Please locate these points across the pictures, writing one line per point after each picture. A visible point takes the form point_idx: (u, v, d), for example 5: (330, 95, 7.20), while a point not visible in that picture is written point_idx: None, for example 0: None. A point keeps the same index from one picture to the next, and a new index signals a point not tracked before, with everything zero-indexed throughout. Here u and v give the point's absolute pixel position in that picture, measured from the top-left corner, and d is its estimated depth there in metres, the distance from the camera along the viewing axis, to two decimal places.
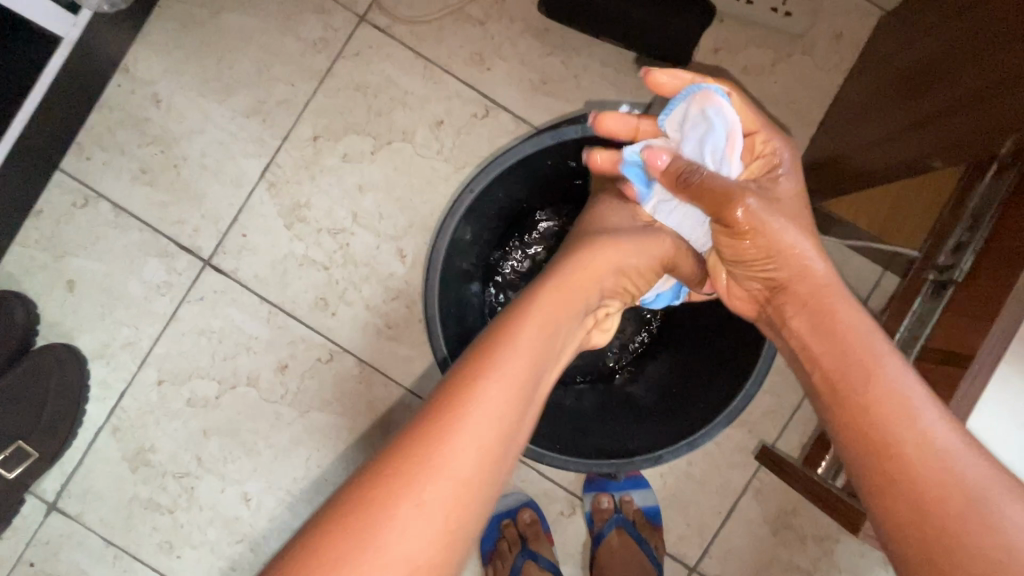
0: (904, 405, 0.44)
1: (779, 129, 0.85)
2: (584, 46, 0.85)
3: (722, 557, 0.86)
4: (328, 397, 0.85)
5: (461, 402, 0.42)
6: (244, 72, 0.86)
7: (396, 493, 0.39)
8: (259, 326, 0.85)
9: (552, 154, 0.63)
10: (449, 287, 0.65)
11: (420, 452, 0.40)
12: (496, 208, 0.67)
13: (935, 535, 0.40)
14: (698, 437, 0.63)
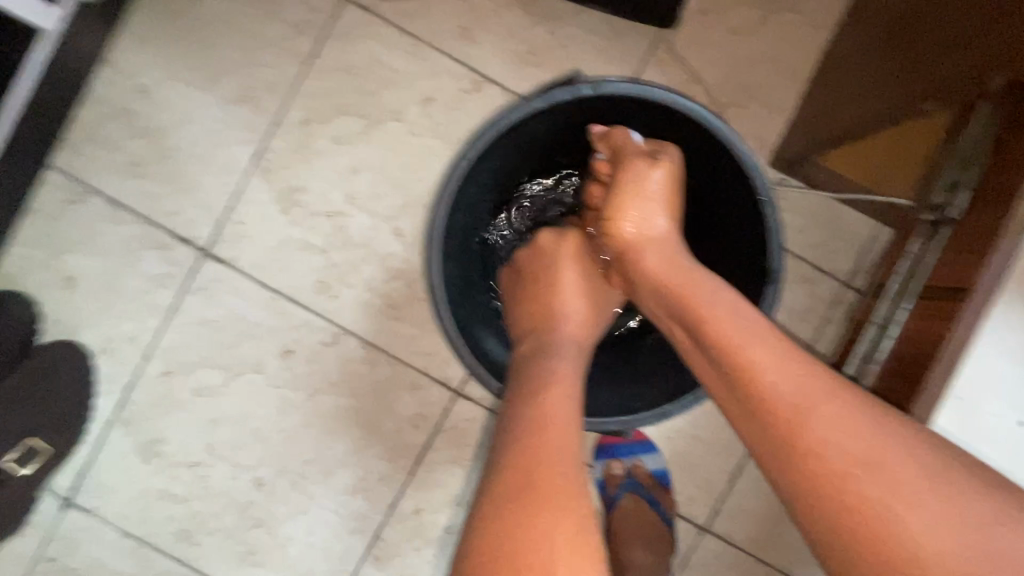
0: (757, 367, 0.44)
1: (769, 88, 0.85)
2: (570, 14, 0.85)
3: (732, 514, 0.87)
4: (334, 378, 0.86)
5: (536, 433, 0.48)
6: (229, 59, 0.85)
7: (531, 525, 0.42)
8: (261, 313, 0.86)
9: (545, 116, 0.62)
10: (450, 258, 0.66)
11: (530, 480, 0.44)
12: (492, 174, 0.67)
13: (830, 501, 0.39)
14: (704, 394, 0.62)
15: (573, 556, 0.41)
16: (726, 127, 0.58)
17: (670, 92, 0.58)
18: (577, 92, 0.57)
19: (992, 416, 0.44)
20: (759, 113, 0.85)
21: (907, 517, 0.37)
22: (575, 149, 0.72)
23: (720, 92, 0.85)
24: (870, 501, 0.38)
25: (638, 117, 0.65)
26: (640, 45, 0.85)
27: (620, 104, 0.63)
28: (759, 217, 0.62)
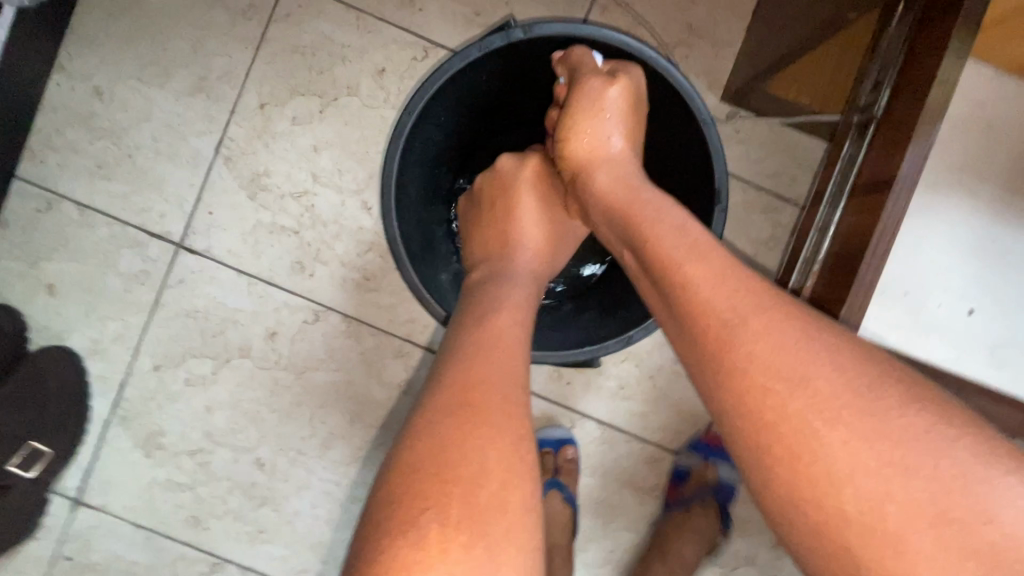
0: (696, 285, 0.45)
1: (714, 23, 0.86)
2: None
3: (722, 445, 0.90)
4: (321, 355, 0.88)
5: (481, 360, 0.49)
6: (179, 52, 0.86)
7: (472, 440, 0.44)
8: (242, 299, 0.87)
9: (485, 65, 0.64)
10: (409, 215, 0.68)
11: (473, 402, 0.46)
12: (440, 130, 0.68)
13: (760, 413, 0.40)
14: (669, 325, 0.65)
15: (506, 472, 0.44)
16: (657, 56, 0.60)
17: (600, 29, 0.60)
18: (511, 37, 0.59)
19: (903, 293, 0.56)
20: (706, 50, 0.86)
21: (836, 433, 0.37)
22: (520, 98, 0.74)
23: (666, 32, 0.86)
24: (799, 413, 0.38)
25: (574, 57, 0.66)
26: None
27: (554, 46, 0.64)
28: (698, 140, 0.64)
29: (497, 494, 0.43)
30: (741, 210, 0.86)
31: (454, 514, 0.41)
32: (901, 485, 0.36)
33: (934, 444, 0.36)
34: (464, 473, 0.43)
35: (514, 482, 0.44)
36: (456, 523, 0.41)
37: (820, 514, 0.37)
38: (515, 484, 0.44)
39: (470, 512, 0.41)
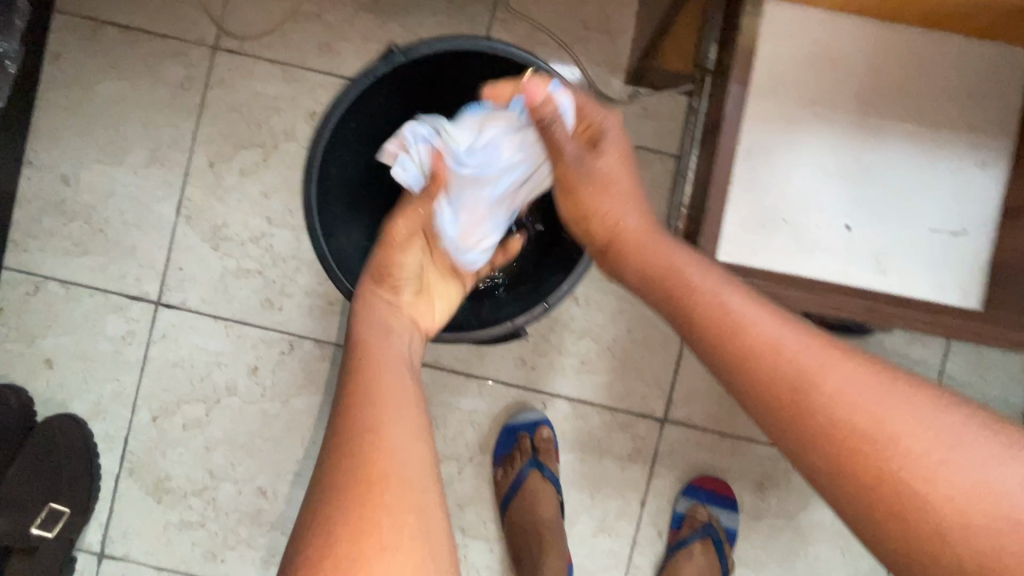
0: (720, 306, 0.47)
1: (604, 16, 0.93)
2: (412, 4, 0.93)
3: (724, 494, 0.94)
4: (301, 381, 0.95)
5: (361, 377, 0.51)
6: (131, 130, 0.95)
7: (376, 456, 0.46)
8: (222, 342, 0.95)
9: (384, 92, 0.70)
10: (352, 241, 0.74)
11: (371, 423, 0.47)
12: (361, 155, 0.74)
13: (806, 427, 0.40)
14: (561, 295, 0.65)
15: (417, 496, 0.46)
16: (531, 56, 0.64)
17: (472, 40, 0.64)
18: (392, 61, 0.64)
19: (784, 221, 0.62)
20: (602, 41, 0.93)
21: (882, 429, 0.38)
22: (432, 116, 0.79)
23: (563, 32, 0.93)
24: (843, 423, 0.39)
25: (466, 72, 0.71)
26: (480, 13, 0.93)
27: (443, 64, 0.69)
28: None
29: (402, 520, 0.44)
30: (661, 179, 0.92)
31: (379, 534, 0.43)
32: (958, 472, 0.36)
33: (972, 437, 0.37)
34: (382, 496, 0.44)
35: (421, 497, 0.46)
36: (386, 548, 0.43)
37: (881, 506, 0.37)
38: (423, 505, 0.46)
39: (399, 533, 0.43)
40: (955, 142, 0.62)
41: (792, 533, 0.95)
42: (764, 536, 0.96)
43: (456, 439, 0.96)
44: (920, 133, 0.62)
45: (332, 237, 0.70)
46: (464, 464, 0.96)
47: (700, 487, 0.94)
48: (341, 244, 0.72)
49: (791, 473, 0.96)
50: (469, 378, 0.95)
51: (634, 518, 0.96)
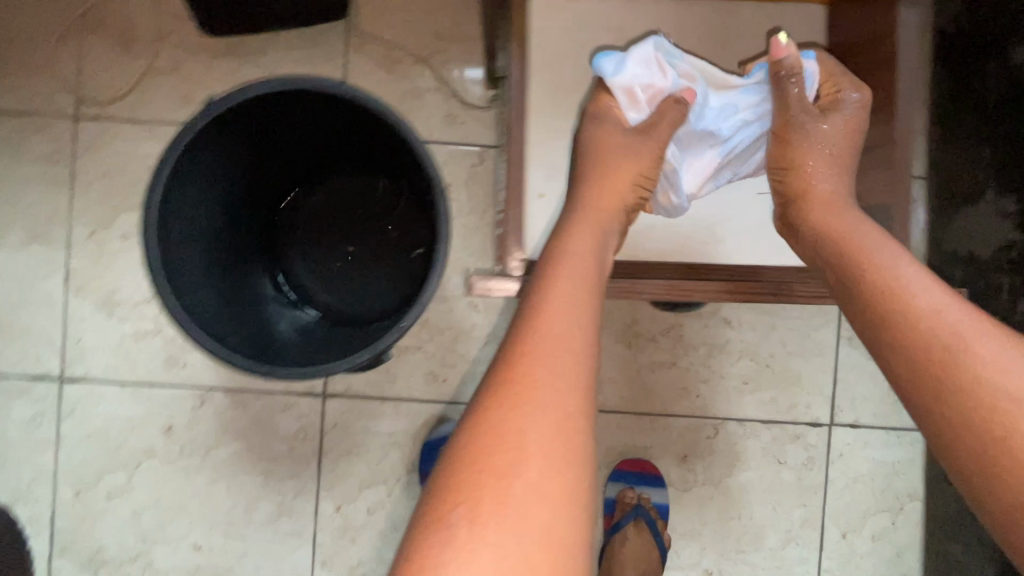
0: (875, 261, 0.56)
1: (456, 26, 0.94)
2: (266, 44, 0.94)
3: (649, 473, 0.96)
4: (218, 432, 0.96)
5: (530, 345, 0.53)
6: (6, 212, 0.94)
7: (491, 439, 0.49)
8: (132, 407, 0.95)
9: (215, 142, 0.66)
10: (213, 294, 0.70)
11: (507, 404, 0.50)
12: (202, 209, 0.70)
13: (919, 356, 0.49)
14: (407, 321, 0.63)
15: (543, 479, 0.48)
16: (340, 84, 0.61)
17: (290, 81, 0.61)
18: (214, 113, 0.61)
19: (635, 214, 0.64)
20: (458, 50, 0.94)
21: (976, 361, 0.46)
22: (271, 160, 0.77)
23: (418, 48, 0.94)
24: (938, 349, 0.48)
25: (292, 110, 0.68)
26: (334, 42, 0.94)
27: (267, 107, 0.66)
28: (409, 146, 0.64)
29: (511, 496, 0.47)
30: None
31: (486, 508, 0.47)
32: (1007, 406, 0.44)
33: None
34: (494, 477, 0.48)
35: (552, 478, 0.48)
36: (488, 521, 0.46)
37: (980, 425, 0.45)
38: (545, 492, 0.48)
39: (507, 509, 0.47)
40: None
41: (722, 498, 0.98)
42: (696, 506, 0.98)
43: (381, 463, 0.96)
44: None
45: (186, 296, 0.65)
46: (392, 487, 0.97)
47: (624, 470, 0.97)
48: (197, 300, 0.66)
49: (712, 441, 0.98)
50: (383, 401, 0.96)
51: None
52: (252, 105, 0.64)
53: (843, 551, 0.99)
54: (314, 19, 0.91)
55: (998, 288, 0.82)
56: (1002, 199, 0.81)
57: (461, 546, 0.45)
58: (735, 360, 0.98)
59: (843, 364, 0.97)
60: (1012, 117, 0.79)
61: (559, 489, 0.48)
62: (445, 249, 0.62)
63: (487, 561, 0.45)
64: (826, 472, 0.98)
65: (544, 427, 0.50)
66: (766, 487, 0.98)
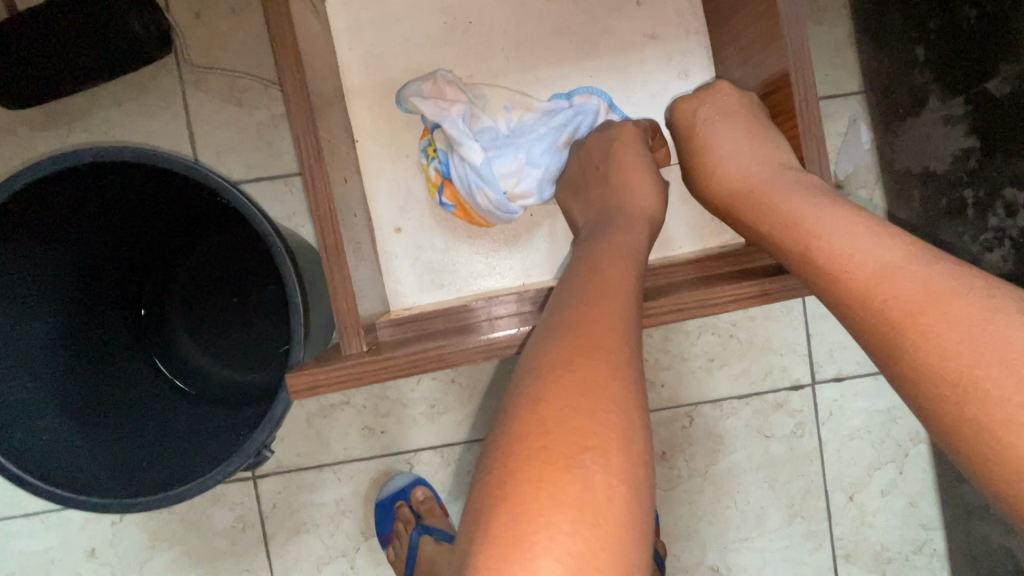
0: (817, 220, 0.43)
1: None
2: (89, 103, 0.81)
3: None
4: (149, 542, 0.86)
5: (611, 286, 0.42)
6: None
7: (590, 376, 0.35)
8: (45, 537, 0.85)
9: (10, 243, 0.53)
10: (65, 415, 0.59)
11: (588, 341, 0.37)
12: (31, 318, 0.58)
13: (884, 321, 0.37)
14: (277, 411, 0.52)
15: (644, 425, 0.35)
16: (120, 149, 0.49)
17: (59, 157, 0.48)
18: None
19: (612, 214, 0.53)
20: None
21: (952, 311, 0.35)
22: (114, 238, 0.64)
23: (265, 70, 0.82)
24: (912, 298, 0.36)
25: (100, 184, 0.56)
26: (167, 84, 0.81)
27: (65, 189, 0.54)
28: (231, 198, 0.51)
29: (625, 445, 0.33)
30: None
31: (614, 457, 0.33)
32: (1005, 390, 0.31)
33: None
34: (598, 420, 0.33)
35: (647, 431, 0.35)
36: (613, 470, 0.32)
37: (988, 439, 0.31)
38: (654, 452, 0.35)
39: (631, 459, 0.33)
40: (642, 51, 0.63)
41: (712, 488, 0.89)
42: (686, 503, 0.89)
43: (334, 536, 0.87)
44: (598, 64, 0.63)
45: (22, 429, 0.54)
46: (353, 557, 0.87)
47: None
48: (43, 429, 0.56)
49: (689, 430, 0.88)
50: (321, 469, 0.86)
51: None
52: (37, 194, 0.51)
53: (854, 513, 0.90)
54: (133, 65, 0.79)
55: (962, 202, 0.72)
56: (947, 103, 0.70)
57: (577, 500, 0.31)
58: (696, 338, 0.87)
59: (813, 317, 0.88)
60: (941, 5, 0.68)
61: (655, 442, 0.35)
62: (299, 314, 0.51)
63: (593, 537, 0.30)
64: (818, 435, 0.89)
65: (639, 411, 0.35)
66: (758, 467, 0.89)
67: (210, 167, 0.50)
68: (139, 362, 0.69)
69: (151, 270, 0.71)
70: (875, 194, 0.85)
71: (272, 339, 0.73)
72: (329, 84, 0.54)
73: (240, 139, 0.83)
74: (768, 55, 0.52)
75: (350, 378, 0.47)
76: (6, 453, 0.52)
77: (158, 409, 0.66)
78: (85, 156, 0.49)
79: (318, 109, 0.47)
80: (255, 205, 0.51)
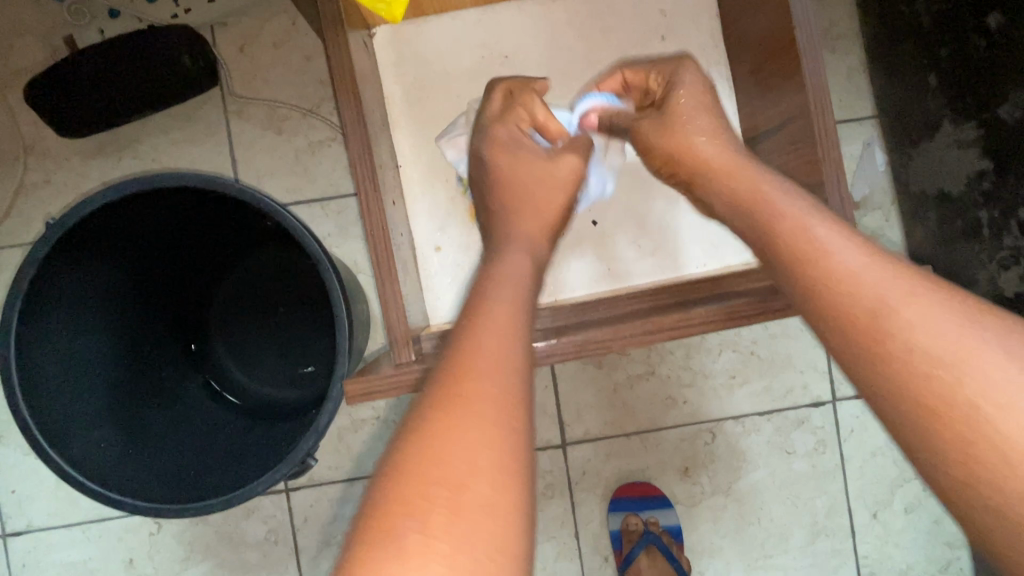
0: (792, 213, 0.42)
1: None
2: (139, 132, 0.86)
3: (647, 495, 0.89)
4: (183, 554, 0.88)
5: (500, 291, 0.42)
6: None
7: (462, 390, 0.36)
8: (85, 547, 0.88)
9: (75, 261, 0.56)
10: (118, 427, 0.61)
11: (455, 375, 0.37)
12: (88, 332, 0.61)
13: (839, 319, 0.38)
14: (322, 421, 0.55)
15: (502, 467, 0.34)
16: (183, 175, 0.52)
17: (126, 183, 0.52)
18: (51, 239, 0.51)
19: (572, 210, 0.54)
20: None
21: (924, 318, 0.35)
22: (163, 259, 0.68)
23: (304, 100, 0.86)
24: (898, 308, 0.36)
25: (158, 206, 0.60)
26: (211, 114, 0.86)
27: (127, 210, 0.57)
28: (283, 220, 0.55)
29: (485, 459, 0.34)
30: None
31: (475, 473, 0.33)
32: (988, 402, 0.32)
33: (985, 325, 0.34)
34: (442, 471, 0.33)
35: (507, 473, 0.34)
36: (437, 528, 0.32)
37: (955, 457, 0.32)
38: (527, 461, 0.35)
39: (491, 473, 0.34)
40: None
41: (734, 505, 0.90)
42: (708, 520, 0.90)
43: None
44: None
45: (80, 438, 0.57)
46: None
47: (622, 497, 0.89)
48: (98, 439, 0.59)
49: (711, 447, 0.89)
50: (352, 482, 0.88)
51: (574, 555, 0.89)
52: (101, 215, 0.55)
53: (878, 531, 0.90)
54: (182, 95, 0.84)
55: (977, 223, 0.74)
56: (960, 128, 0.73)
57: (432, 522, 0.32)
58: (717, 355, 0.89)
59: None
60: (951, 36, 0.71)
61: (528, 451, 0.36)
62: (345, 331, 0.54)
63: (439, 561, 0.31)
64: (840, 452, 0.90)
65: (511, 420, 0.36)
66: (780, 484, 0.90)
67: (263, 192, 0.54)
68: (184, 376, 0.72)
69: (196, 291, 0.75)
70: (891, 214, 0.88)
71: (311, 356, 0.77)
72: (375, 113, 0.58)
73: (279, 165, 0.87)
74: (785, 86, 0.55)
75: (397, 384, 0.50)
76: (67, 462, 0.54)
77: (201, 424, 0.69)
78: (152, 182, 0.53)
79: (371, 139, 0.51)
80: (305, 228, 0.55)
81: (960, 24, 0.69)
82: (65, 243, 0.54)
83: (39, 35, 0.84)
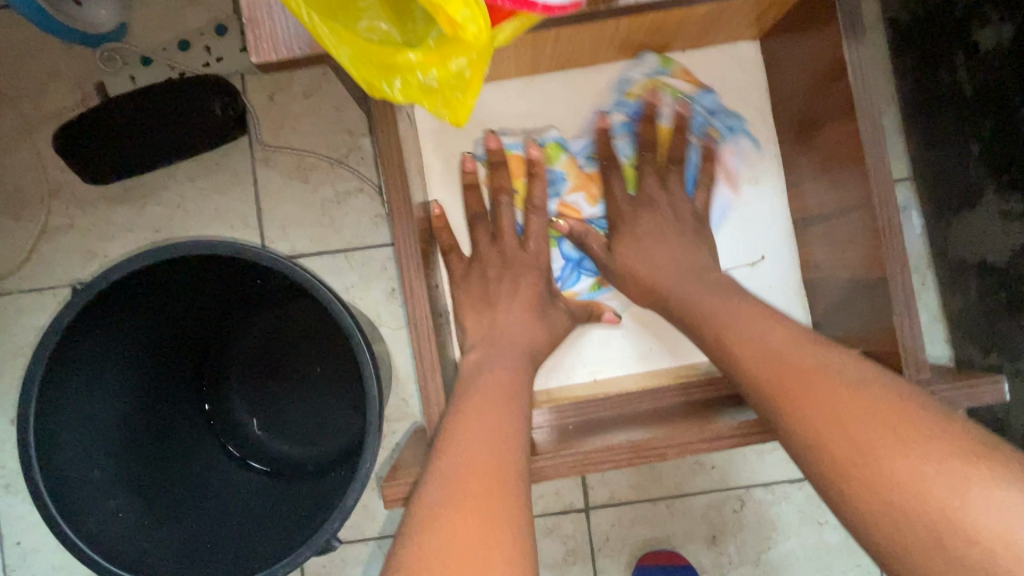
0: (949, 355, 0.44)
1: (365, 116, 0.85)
2: (165, 178, 0.85)
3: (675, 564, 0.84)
4: None
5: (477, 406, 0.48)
6: None
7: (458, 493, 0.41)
8: None
9: (99, 324, 0.55)
10: (137, 496, 0.59)
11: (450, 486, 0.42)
12: (107, 394, 0.59)
13: None
14: (347, 501, 0.52)
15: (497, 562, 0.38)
16: (213, 241, 0.50)
17: (156, 250, 0.50)
18: (77, 306, 0.50)
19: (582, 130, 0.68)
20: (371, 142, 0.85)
21: None
22: (186, 319, 0.66)
23: (333, 150, 0.86)
24: None
25: (186, 269, 0.58)
26: (237, 162, 0.85)
27: (154, 273, 0.56)
28: (312, 290, 0.52)
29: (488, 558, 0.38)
30: None
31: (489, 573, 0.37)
32: None
33: None
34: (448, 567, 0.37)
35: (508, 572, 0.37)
36: None
37: None
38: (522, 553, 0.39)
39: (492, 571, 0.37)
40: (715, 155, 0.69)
41: None
42: None
43: None
44: None
45: (95, 509, 0.55)
46: None
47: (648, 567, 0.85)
48: (112, 507, 0.56)
49: (740, 515, 0.86)
50: (366, 543, 0.85)
51: None
52: (127, 280, 0.53)
53: None
54: (210, 144, 0.83)
55: (1023, 296, 0.71)
56: (1004, 200, 0.71)
57: None
58: None
59: None
60: (995, 107, 0.69)
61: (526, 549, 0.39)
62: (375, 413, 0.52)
63: None
64: None
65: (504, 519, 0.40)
66: (811, 556, 0.86)
67: (296, 260, 0.51)
68: (200, 434, 0.70)
69: (217, 346, 0.73)
70: (927, 279, 0.86)
71: (333, 413, 0.74)
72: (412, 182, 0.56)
73: (305, 214, 0.86)
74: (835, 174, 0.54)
75: None
76: (79, 535, 0.52)
77: (217, 486, 0.66)
78: (184, 249, 0.51)
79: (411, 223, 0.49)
80: (336, 296, 0.53)
81: (1004, 99, 0.68)
82: (92, 307, 0.52)
83: (71, 80, 0.84)
